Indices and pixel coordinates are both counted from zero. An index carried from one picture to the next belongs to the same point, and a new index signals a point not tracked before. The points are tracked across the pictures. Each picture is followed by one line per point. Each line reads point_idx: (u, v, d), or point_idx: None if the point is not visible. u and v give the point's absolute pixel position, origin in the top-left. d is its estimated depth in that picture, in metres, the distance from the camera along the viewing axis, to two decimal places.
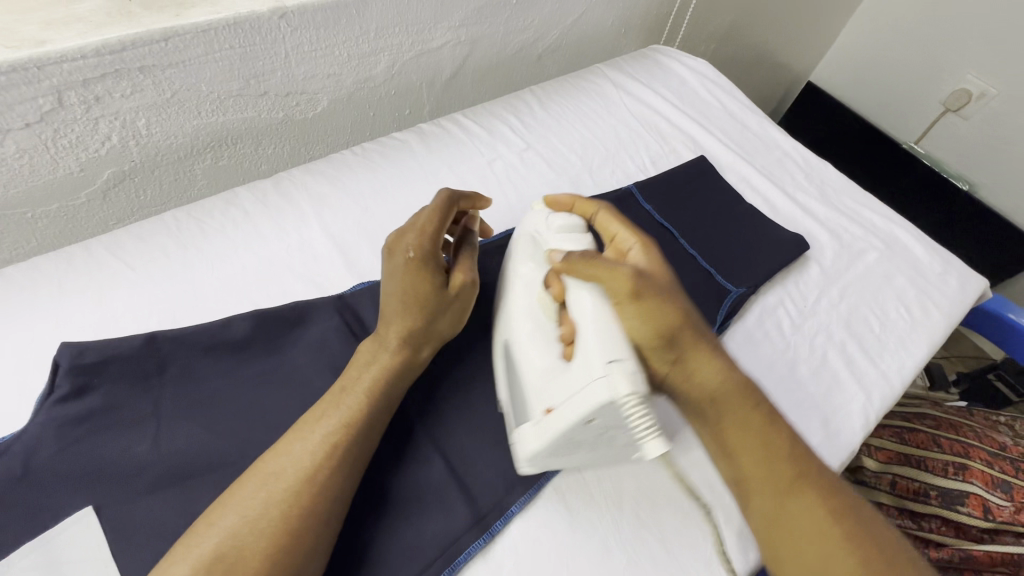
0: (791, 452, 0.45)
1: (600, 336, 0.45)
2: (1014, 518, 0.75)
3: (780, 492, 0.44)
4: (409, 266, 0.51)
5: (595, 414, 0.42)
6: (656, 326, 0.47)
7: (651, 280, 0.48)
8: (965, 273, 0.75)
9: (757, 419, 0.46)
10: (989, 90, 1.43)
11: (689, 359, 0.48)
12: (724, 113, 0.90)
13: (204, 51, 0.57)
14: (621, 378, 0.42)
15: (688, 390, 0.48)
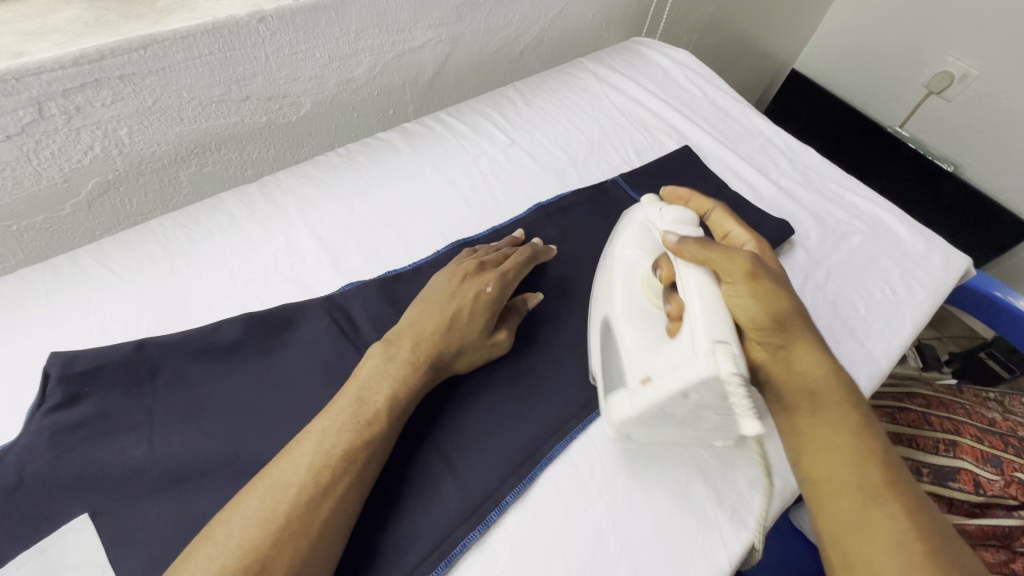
0: (882, 451, 0.47)
1: (713, 313, 0.47)
2: (1004, 492, 0.76)
3: (867, 497, 0.45)
4: (478, 296, 0.55)
5: (693, 387, 0.45)
6: (768, 308, 0.49)
7: (764, 265, 0.50)
8: (948, 251, 0.76)
9: (845, 412, 0.48)
10: (970, 71, 1.44)
11: (793, 349, 0.50)
12: (706, 103, 0.91)
13: (183, 58, 0.58)
14: (725, 359, 0.44)
15: (791, 378, 0.51)
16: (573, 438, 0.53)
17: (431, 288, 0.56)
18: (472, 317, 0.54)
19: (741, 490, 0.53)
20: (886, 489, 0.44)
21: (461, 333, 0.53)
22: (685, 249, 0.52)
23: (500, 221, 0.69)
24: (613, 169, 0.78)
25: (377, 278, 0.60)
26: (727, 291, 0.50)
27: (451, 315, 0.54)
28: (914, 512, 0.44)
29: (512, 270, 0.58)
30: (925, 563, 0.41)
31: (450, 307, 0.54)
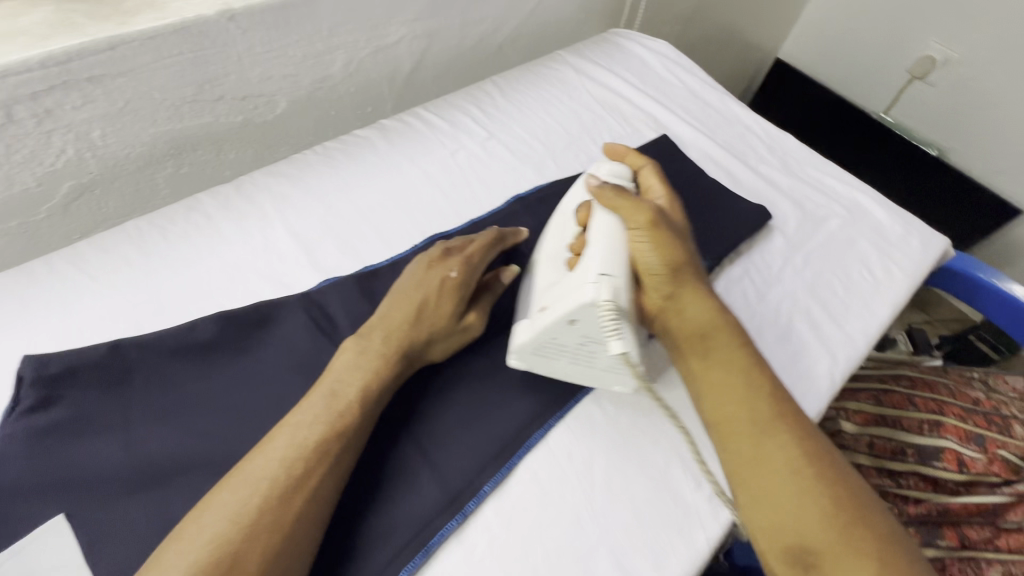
0: (766, 386, 0.48)
1: (609, 248, 0.52)
2: (987, 469, 0.77)
3: (761, 428, 0.46)
4: (444, 283, 0.54)
5: (577, 314, 0.48)
6: (666, 256, 0.53)
7: (668, 221, 0.55)
8: (927, 233, 0.77)
9: (731, 352, 0.50)
10: (952, 55, 1.45)
11: (681, 298, 0.53)
12: (685, 91, 0.91)
13: (153, 58, 0.57)
14: (604, 289, 0.48)
15: (674, 324, 0.53)
16: (551, 427, 0.54)
17: (400, 282, 0.55)
18: (440, 305, 0.53)
19: (720, 473, 0.53)
20: (779, 424, 0.46)
21: (430, 322, 0.53)
22: (601, 195, 0.57)
23: (478, 214, 0.69)
24: (592, 160, 0.79)
25: (354, 274, 0.60)
26: (632, 236, 0.54)
27: (418, 304, 0.53)
28: (803, 439, 0.45)
29: (478, 253, 0.57)
30: (812, 481, 0.43)
31: (417, 296, 0.53)
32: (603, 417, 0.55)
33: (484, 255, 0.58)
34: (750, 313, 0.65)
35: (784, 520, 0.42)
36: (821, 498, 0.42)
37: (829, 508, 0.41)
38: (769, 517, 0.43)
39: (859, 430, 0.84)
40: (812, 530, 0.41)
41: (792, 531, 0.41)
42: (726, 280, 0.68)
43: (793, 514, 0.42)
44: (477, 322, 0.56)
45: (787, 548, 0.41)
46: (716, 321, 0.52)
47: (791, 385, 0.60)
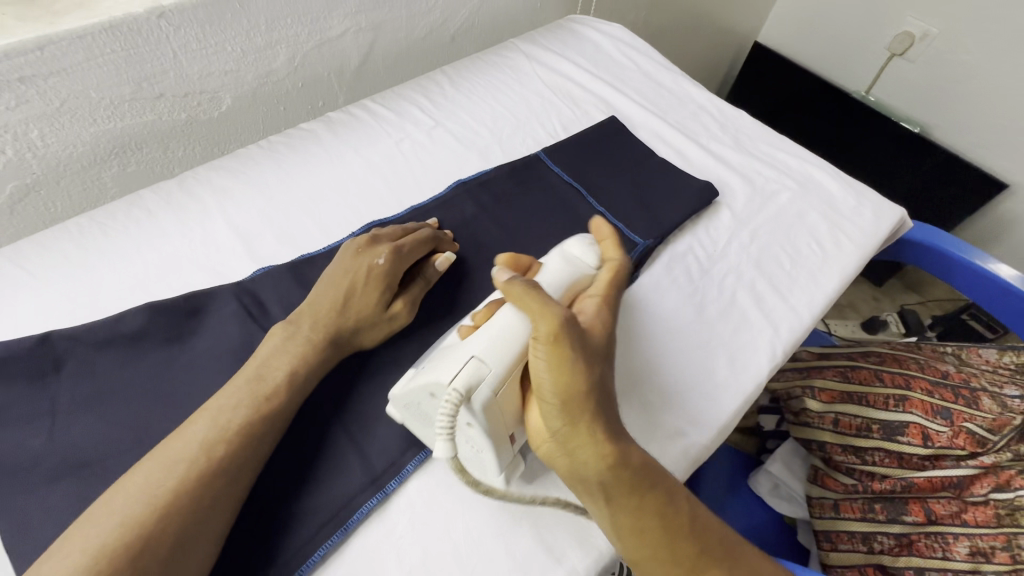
0: (685, 526, 0.43)
1: (502, 353, 0.45)
2: (951, 443, 0.75)
3: (684, 575, 0.42)
4: (371, 271, 0.55)
5: (434, 389, 0.44)
6: (560, 386, 0.42)
7: (580, 335, 0.43)
8: (880, 203, 0.76)
9: (645, 500, 0.42)
10: (930, 30, 1.43)
11: (576, 437, 0.42)
12: (638, 74, 0.91)
13: (85, 57, 0.58)
14: (466, 372, 0.43)
15: (566, 462, 0.43)
16: None
17: (329, 268, 0.56)
18: (367, 291, 0.54)
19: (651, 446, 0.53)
20: (699, 566, 0.42)
21: (356, 308, 0.53)
22: (511, 291, 0.47)
23: (420, 200, 0.69)
24: (538, 143, 0.78)
25: (289, 262, 0.60)
26: (532, 353, 0.44)
27: (346, 291, 0.54)
28: (730, 569, 0.43)
29: (409, 245, 0.57)
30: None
31: (343, 282, 0.54)
32: None
33: (415, 248, 0.58)
34: (691, 288, 0.64)
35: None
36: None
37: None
38: None
39: (824, 408, 0.83)
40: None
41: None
42: (669, 256, 0.67)
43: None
44: (406, 311, 0.56)
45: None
46: (613, 468, 0.41)
47: (729, 359, 0.59)
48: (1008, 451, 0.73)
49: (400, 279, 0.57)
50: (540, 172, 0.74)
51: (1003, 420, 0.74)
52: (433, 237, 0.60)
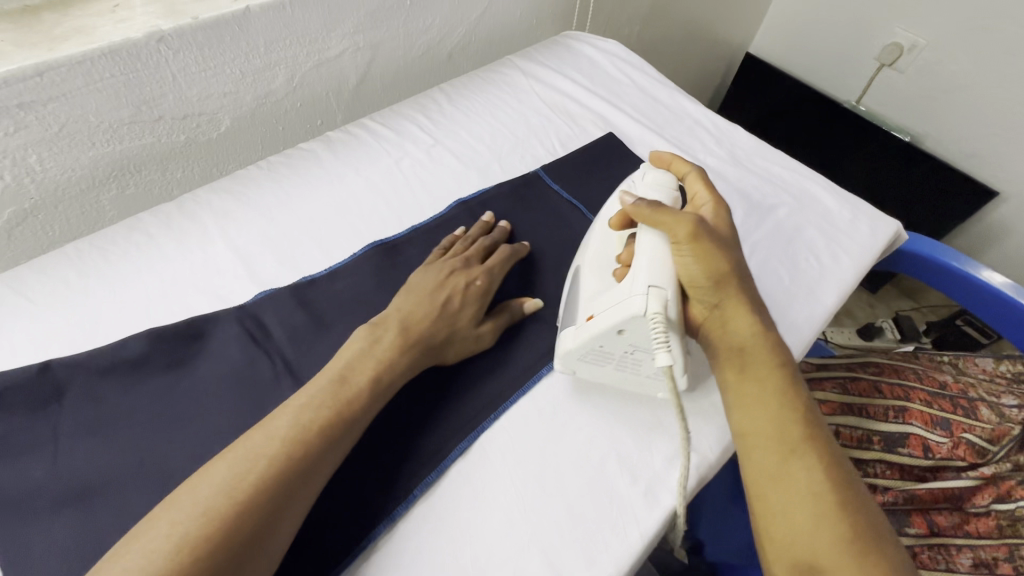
0: (802, 406, 0.51)
1: (651, 267, 0.54)
2: (952, 453, 0.76)
3: (788, 450, 0.49)
4: (468, 287, 0.60)
5: (626, 325, 0.51)
6: (708, 269, 0.55)
7: (709, 231, 0.56)
8: (875, 217, 0.77)
9: (772, 372, 0.52)
10: (918, 41, 1.45)
11: (726, 309, 0.56)
12: (634, 89, 0.91)
13: (85, 82, 0.59)
14: (655, 300, 0.50)
15: (724, 338, 0.55)
16: (485, 429, 0.54)
17: (422, 281, 0.60)
18: (464, 305, 0.58)
19: (656, 466, 0.53)
20: (807, 446, 0.49)
21: (451, 319, 0.57)
22: (640, 213, 0.58)
23: (421, 220, 0.69)
24: (537, 161, 0.79)
25: (291, 284, 0.60)
26: (676, 251, 0.56)
27: (444, 305, 0.57)
28: (827, 461, 0.48)
29: (500, 268, 0.63)
30: (830, 506, 0.46)
31: (442, 294, 0.58)
32: (538, 416, 0.55)
33: (500, 269, 0.63)
34: None
35: (798, 540, 0.46)
36: (837, 526, 0.45)
37: (843, 537, 0.44)
38: (786, 529, 0.46)
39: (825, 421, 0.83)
40: (826, 555, 0.44)
41: (806, 553, 0.45)
42: None
43: (808, 540, 0.45)
44: (491, 329, 0.59)
45: (798, 564, 0.45)
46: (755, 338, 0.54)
47: None
48: (1007, 462, 0.74)
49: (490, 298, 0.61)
50: (539, 191, 0.75)
51: (1002, 430, 0.76)
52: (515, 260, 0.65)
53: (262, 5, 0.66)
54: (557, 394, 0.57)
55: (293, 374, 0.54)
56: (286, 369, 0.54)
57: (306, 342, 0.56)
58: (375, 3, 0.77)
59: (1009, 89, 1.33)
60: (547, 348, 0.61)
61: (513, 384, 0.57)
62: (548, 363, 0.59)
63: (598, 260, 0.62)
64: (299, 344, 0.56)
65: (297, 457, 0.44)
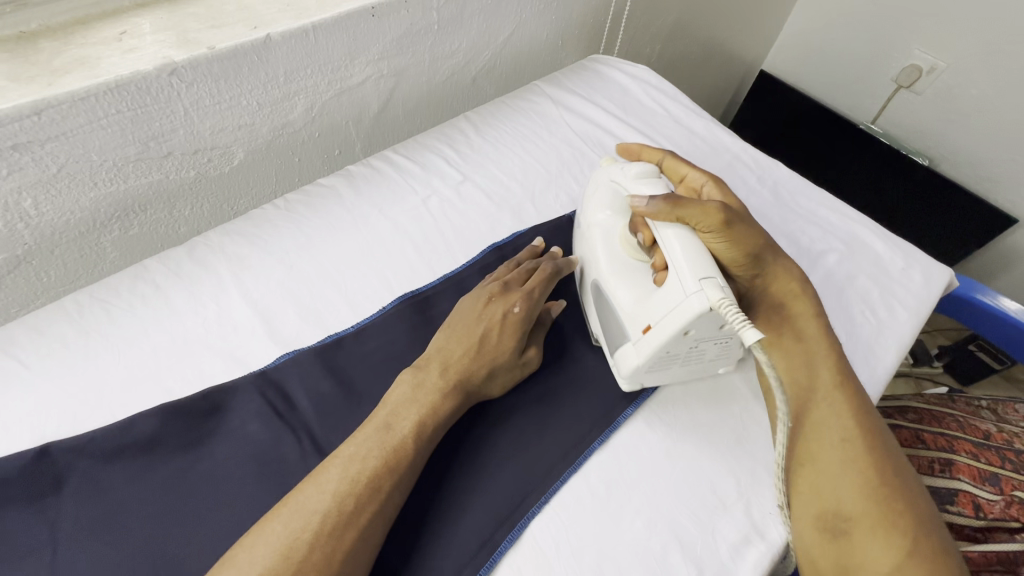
0: (839, 364, 0.55)
1: (694, 256, 0.50)
2: (1005, 514, 0.71)
3: (819, 403, 0.53)
4: (505, 318, 0.54)
5: (691, 325, 0.48)
6: (743, 247, 0.55)
7: (730, 207, 0.54)
8: (928, 264, 0.73)
9: (811, 329, 0.57)
10: (938, 64, 1.34)
11: (766, 277, 0.58)
12: (668, 120, 0.87)
13: (88, 119, 0.52)
14: (712, 290, 0.46)
15: (767, 300, 0.59)
16: (534, 515, 0.48)
17: (458, 314, 0.55)
18: (501, 339, 0.53)
19: (723, 556, 0.47)
20: (836, 399, 0.53)
21: (488, 357, 0.52)
22: (656, 213, 0.53)
23: (454, 268, 0.64)
24: (572, 201, 0.75)
25: (316, 344, 0.55)
26: (706, 240, 0.54)
27: (479, 339, 0.53)
28: (860, 418, 0.52)
29: (539, 288, 0.57)
30: (860, 456, 0.49)
31: (477, 329, 0.53)
32: (592, 498, 0.49)
33: (543, 292, 0.58)
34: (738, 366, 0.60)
35: (824, 487, 0.49)
36: (863, 475, 0.48)
37: (869, 485, 0.48)
38: (815, 476, 0.50)
39: None
40: (851, 500, 0.47)
41: (833, 501, 0.48)
42: None
43: (834, 487, 0.48)
44: (537, 355, 0.56)
45: (825, 513, 0.48)
46: (790, 302, 0.58)
47: None
48: None
49: (532, 322, 0.56)
50: (576, 234, 0.70)
51: None
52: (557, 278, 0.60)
53: (283, 33, 0.60)
54: (612, 471, 0.51)
55: (322, 453, 0.49)
56: (313, 446, 0.49)
57: (335, 413, 0.51)
58: (402, 28, 0.71)
59: None
60: (599, 414, 0.55)
61: (563, 459, 0.51)
62: (600, 433, 0.53)
63: (619, 265, 0.58)
64: (328, 416, 0.51)
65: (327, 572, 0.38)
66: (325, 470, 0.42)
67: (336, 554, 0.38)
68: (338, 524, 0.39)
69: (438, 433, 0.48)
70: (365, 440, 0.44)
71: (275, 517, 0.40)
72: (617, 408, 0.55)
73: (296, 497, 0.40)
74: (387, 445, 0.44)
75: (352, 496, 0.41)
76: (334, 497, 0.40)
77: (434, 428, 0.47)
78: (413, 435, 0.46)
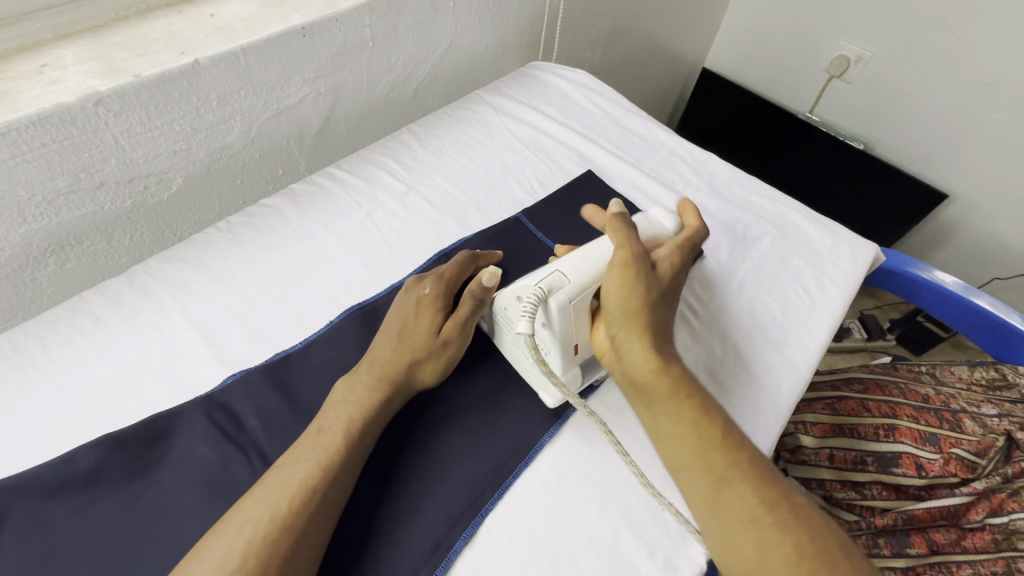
0: (717, 429, 0.46)
1: (579, 263, 0.54)
2: (944, 471, 0.74)
3: (712, 482, 0.44)
4: (418, 302, 0.54)
5: (518, 293, 0.53)
6: (624, 297, 0.52)
7: (649, 264, 0.54)
8: (855, 241, 0.78)
9: (680, 399, 0.48)
10: (864, 53, 1.42)
11: (623, 343, 0.51)
12: (606, 121, 0.90)
13: (11, 154, 0.52)
14: (547, 279, 0.52)
15: (625, 370, 0.51)
16: (487, 511, 0.49)
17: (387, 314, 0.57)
18: (418, 324, 0.53)
19: (672, 534, 0.49)
20: (730, 468, 0.44)
21: (409, 346, 0.52)
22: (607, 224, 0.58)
23: (401, 278, 0.65)
24: (517, 204, 0.77)
25: (264, 363, 0.55)
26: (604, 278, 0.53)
27: (398, 329, 0.53)
28: (762, 485, 0.43)
29: (452, 269, 0.57)
30: (776, 535, 0.40)
31: (396, 320, 0.54)
32: (543, 490, 0.50)
33: (461, 274, 0.58)
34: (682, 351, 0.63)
35: None
36: (787, 551, 0.39)
37: (798, 568, 0.38)
38: (740, 567, 0.40)
39: (818, 444, 0.83)
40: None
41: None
42: None
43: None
44: (459, 335, 0.54)
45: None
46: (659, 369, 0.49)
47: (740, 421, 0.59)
48: (996, 473, 0.73)
49: (450, 304, 0.56)
50: (522, 236, 0.72)
51: (988, 441, 0.74)
52: (473, 259, 0.60)
53: (212, 57, 0.61)
54: (562, 462, 0.52)
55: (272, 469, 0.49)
56: (263, 464, 0.49)
57: (284, 430, 0.51)
58: (335, 46, 0.72)
59: (951, 98, 1.31)
60: (548, 407, 0.56)
61: (513, 456, 0.52)
62: (550, 426, 0.54)
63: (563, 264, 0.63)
64: (277, 433, 0.51)
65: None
66: (269, 483, 0.42)
67: (270, 561, 0.38)
68: (280, 536, 0.40)
69: (370, 430, 0.48)
70: (310, 452, 0.44)
71: (216, 534, 0.40)
72: (565, 400, 0.57)
73: (240, 513, 0.41)
74: (318, 448, 0.45)
75: (296, 508, 0.41)
76: (276, 510, 0.41)
77: (364, 425, 0.47)
78: (346, 436, 0.46)
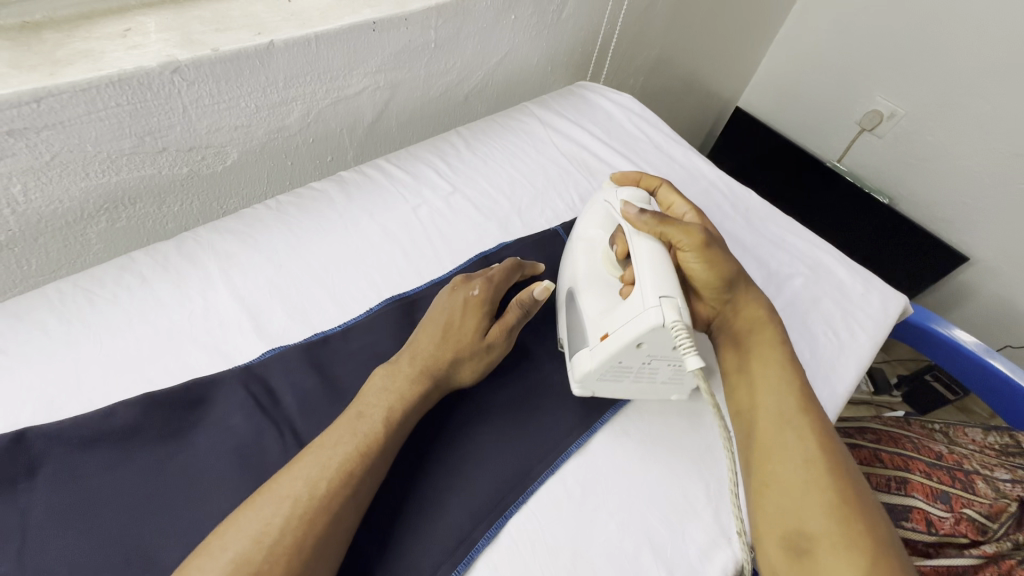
0: (801, 385, 0.55)
1: (655, 275, 0.53)
2: (955, 530, 0.74)
3: (784, 422, 0.52)
4: (467, 301, 0.55)
5: (644, 337, 0.50)
6: (718, 272, 0.58)
7: (712, 236, 0.59)
8: (886, 291, 0.78)
9: (774, 352, 0.57)
10: (897, 111, 1.44)
11: (737, 301, 0.60)
12: (649, 146, 0.92)
13: (87, 110, 0.53)
14: (670, 310, 0.49)
15: (732, 323, 0.61)
16: (511, 514, 0.49)
17: (430, 307, 0.57)
18: (465, 322, 0.54)
19: (692, 559, 0.49)
20: (803, 416, 0.52)
21: (454, 343, 0.53)
22: (643, 225, 0.58)
23: (440, 275, 0.66)
24: (557, 216, 0.78)
25: (302, 342, 0.56)
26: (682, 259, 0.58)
27: (443, 325, 0.54)
28: (823, 441, 0.51)
29: (500, 273, 0.58)
30: (819, 477, 0.48)
31: (442, 316, 0.55)
32: (567, 500, 0.50)
33: (507, 279, 0.59)
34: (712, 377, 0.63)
35: (789, 509, 0.47)
36: (825, 495, 0.47)
37: (831, 503, 0.46)
38: (777, 499, 0.48)
39: None
40: (813, 521, 0.46)
41: (794, 521, 0.47)
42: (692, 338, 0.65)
43: (798, 507, 0.47)
44: (502, 340, 0.55)
45: (789, 535, 0.46)
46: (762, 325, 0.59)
47: None
48: (1007, 539, 0.73)
49: (495, 308, 0.57)
50: (561, 248, 0.73)
51: (1000, 506, 0.74)
52: (520, 266, 0.60)
53: (286, 41, 0.62)
54: (588, 474, 0.52)
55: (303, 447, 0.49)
56: (295, 441, 0.49)
57: (317, 410, 0.52)
58: (400, 44, 0.74)
59: (979, 163, 1.33)
60: (577, 419, 0.56)
61: (540, 462, 0.53)
62: (578, 437, 0.55)
63: (593, 277, 0.61)
64: (311, 413, 0.51)
65: (297, 556, 0.38)
66: (305, 458, 0.43)
67: (305, 538, 0.39)
68: (314, 512, 0.40)
69: (406, 422, 0.48)
70: (348, 433, 0.45)
71: (252, 504, 0.40)
72: (595, 414, 0.57)
73: (278, 485, 0.41)
74: (357, 433, 0.45)
75: (330, 487, 0.41)
76: (311, 484, 0.41)
77: (403, 414, 0.48)
78: (384, 424, 0.46)
